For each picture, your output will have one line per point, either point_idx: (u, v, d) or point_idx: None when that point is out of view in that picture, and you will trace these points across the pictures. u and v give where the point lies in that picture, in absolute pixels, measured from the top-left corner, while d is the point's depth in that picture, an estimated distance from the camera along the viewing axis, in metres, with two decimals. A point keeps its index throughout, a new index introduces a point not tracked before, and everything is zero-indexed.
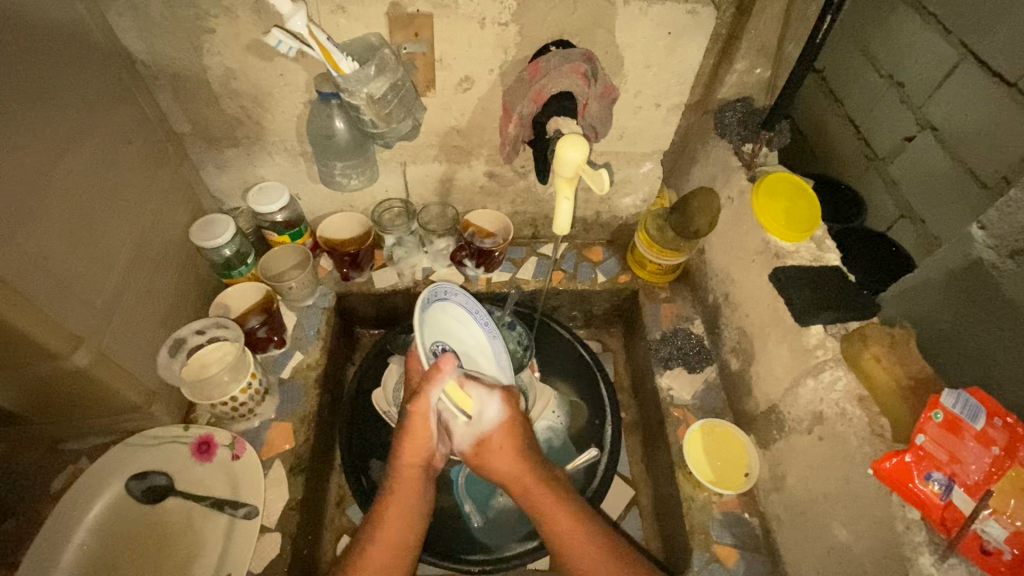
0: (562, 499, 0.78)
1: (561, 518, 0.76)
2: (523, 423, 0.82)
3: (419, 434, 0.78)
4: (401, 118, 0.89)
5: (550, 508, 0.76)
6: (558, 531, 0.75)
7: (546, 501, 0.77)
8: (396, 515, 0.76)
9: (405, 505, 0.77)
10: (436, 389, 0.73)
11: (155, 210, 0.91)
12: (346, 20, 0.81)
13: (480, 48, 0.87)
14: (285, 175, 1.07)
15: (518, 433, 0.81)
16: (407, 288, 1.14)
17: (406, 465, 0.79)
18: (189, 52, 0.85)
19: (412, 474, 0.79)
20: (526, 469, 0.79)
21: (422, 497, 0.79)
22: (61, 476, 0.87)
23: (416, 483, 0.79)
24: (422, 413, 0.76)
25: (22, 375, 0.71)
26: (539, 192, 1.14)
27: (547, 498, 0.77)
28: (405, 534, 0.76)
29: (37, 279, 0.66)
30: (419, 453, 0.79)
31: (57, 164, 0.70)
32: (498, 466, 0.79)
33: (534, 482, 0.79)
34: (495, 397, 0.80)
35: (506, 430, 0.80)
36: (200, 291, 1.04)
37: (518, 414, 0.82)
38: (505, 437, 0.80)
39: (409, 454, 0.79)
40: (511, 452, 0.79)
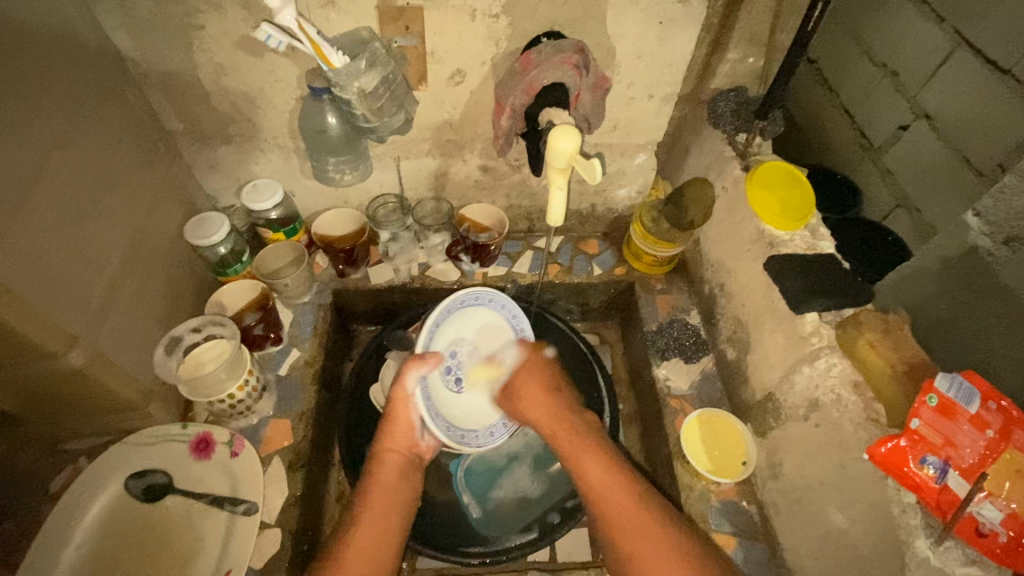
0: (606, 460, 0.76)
1: (602, 477, 0.74)
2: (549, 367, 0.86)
3: (402, 424, 0.82)
4: (393, 111, 0.88)
5: (590, 468, 0.75)
6: (586, 474, 0.75)
7: (584, 456, 0.76)
8: (379, 495, 0.77)
9: (388, 485, 0.78)
10: (414, 374, 0.81)
11: (148, 208, 0.91)
12: (336, 14, 0.80)
13: (471, 41, 0.86)
14: (278, 172, 1.07)
15: (541, 373, 0.85)
16: (403, 284, 1.14)
17: (387, 447, 0.81)
18: (179, 49, 0.85)
19: (393, 459, 0.80)
20: (557, 420, 0.80)
21: (405, 481, 0.79)
22: (60, 476, 0.87)
23: (398, 467, 0.80)
24: (403, 398, 0.82)
25: (17, 375, 0.71)
26: (533, 185, 1.14)
27: (589, 456, 0.76)
28: (392, 516, 0.75)
29: (31, 279, 0.66)
30: (400, 439, 0.82)
31: (48, 162, 0.69)
32: (532, 412, 0.82)
33: (569, 433, 0.79)
34: (513, 346, 0.90)
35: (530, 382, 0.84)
36: (195, 290, 1.04)
37: (546, 362, 0.86)
38: (529, 379, 0.84)
39: (391, 435, 0.82)
40: (539, 405, 0.81)
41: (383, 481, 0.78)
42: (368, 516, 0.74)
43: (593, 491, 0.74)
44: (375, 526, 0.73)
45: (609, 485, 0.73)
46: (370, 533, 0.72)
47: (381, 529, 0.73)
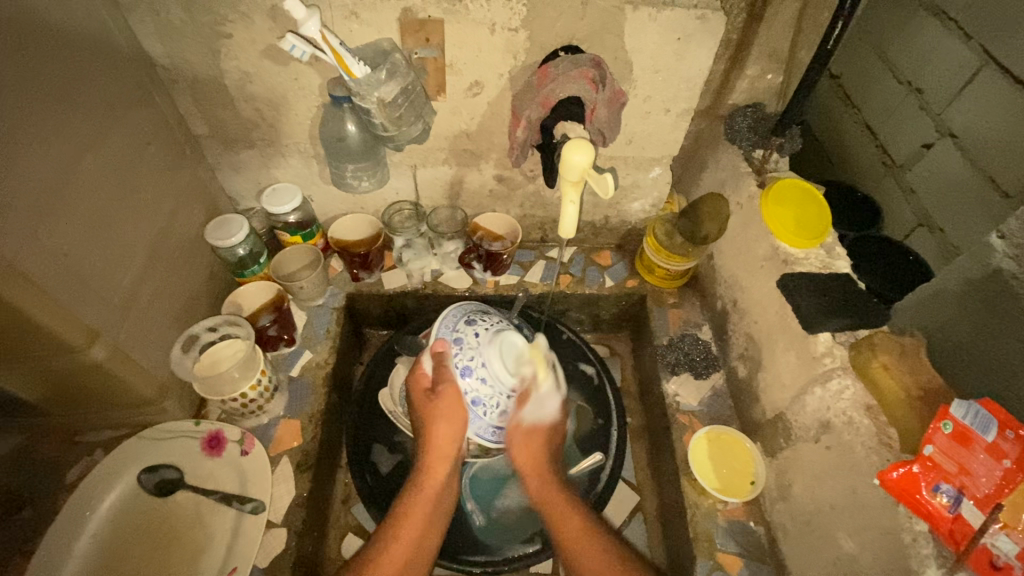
0: (574, 514, 0.79)
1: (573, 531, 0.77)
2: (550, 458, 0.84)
3: (437, 434, 0.79)
4: (411, 121, 0.90)
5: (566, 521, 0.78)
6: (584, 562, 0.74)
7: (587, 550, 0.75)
8: (416, 507, 0.77)
9: (425, 493, 0.79)
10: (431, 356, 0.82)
11: (171, 209, 0.93)
12: (359, 25, 0.82)
13: (489, 53, 0.87)
14: (298, 177, 1.09)
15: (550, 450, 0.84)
16: (416, 289, 1.15)
17: (433, 462, 0.80)
18: (207, 56, 0.87)
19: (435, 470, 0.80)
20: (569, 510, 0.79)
21: (445, 492, 0.80)
22: (77, 467, 0.90)
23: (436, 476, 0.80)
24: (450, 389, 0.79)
25: (42, 367, 0.74)
26: (547, 196, 1.14)
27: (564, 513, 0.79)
28: (428, 530, 0.76)
29: (58, 275, 0.68)
30: (439, 451, 0.80)
31: (79, 163, 0.72)
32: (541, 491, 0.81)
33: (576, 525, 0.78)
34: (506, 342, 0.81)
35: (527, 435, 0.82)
36: (213, 290, 1.06)
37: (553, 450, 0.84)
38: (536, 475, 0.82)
39: (435, 452, 0.80)
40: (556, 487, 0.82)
41: (423, 489, 0.79)
42: (404, 524, 0.75)
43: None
44: (408, 539, 0.74)
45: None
46: (404, 548, 0.73)
47: (415, 542, 0.75)
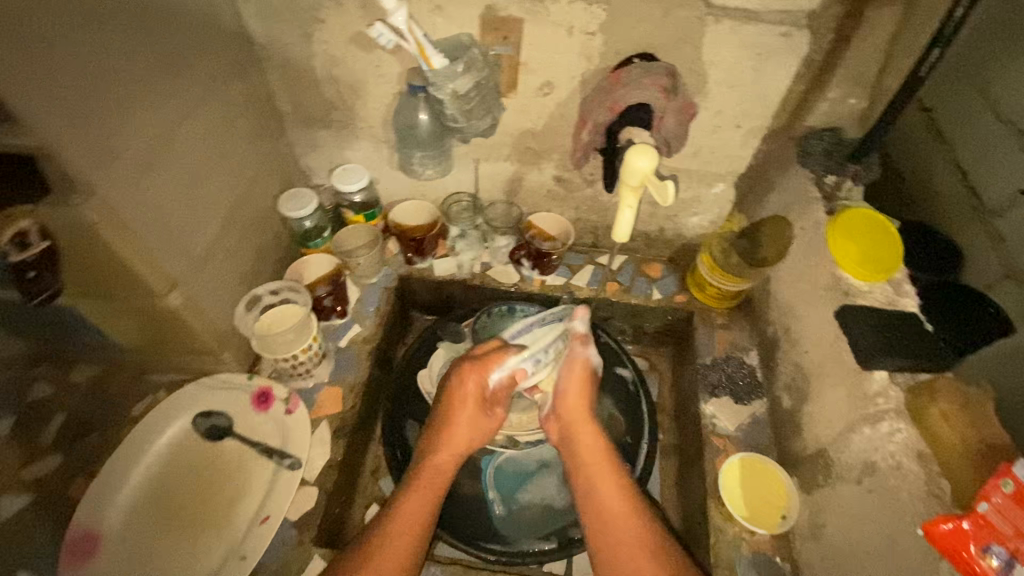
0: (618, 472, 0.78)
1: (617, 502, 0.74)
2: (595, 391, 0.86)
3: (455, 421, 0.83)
4: (480, 115, 0.92)
5: (605, 486, 0.76)
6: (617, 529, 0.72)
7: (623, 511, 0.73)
8: (421, 491, 0.78)
9: (432, 479, 0.79)
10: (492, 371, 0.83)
11: (252, 177, 1.00)
12: (442, 19, 0.85)
13: (564, 55, 0.88)
14: (367, 159, 1.14)
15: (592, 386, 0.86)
16: (464, 279, 1.18)
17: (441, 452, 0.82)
18: (300, 39, 0.93)
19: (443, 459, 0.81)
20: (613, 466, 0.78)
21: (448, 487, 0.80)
22: (141, 404, 0.99)
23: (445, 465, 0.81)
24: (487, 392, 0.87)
25: (126, 306, 0.82)
26: (603, 201, 1.14)
27: (606, 476, 0.77)
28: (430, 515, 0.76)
29: (151, 224, 0.75)
30: (450, 441, 0.82)
31: (179, 125, 0.79)
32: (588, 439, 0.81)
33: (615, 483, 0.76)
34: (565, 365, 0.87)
35: (582, 387, 0.84)
36: (279, 257, 1.13)
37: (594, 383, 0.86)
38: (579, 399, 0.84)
39: (446, 442, 0.83)
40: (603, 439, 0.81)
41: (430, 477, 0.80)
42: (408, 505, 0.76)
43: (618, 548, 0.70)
44: (412, 516, 0.74)
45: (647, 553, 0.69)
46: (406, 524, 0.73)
47: (417, 523, 0.74)
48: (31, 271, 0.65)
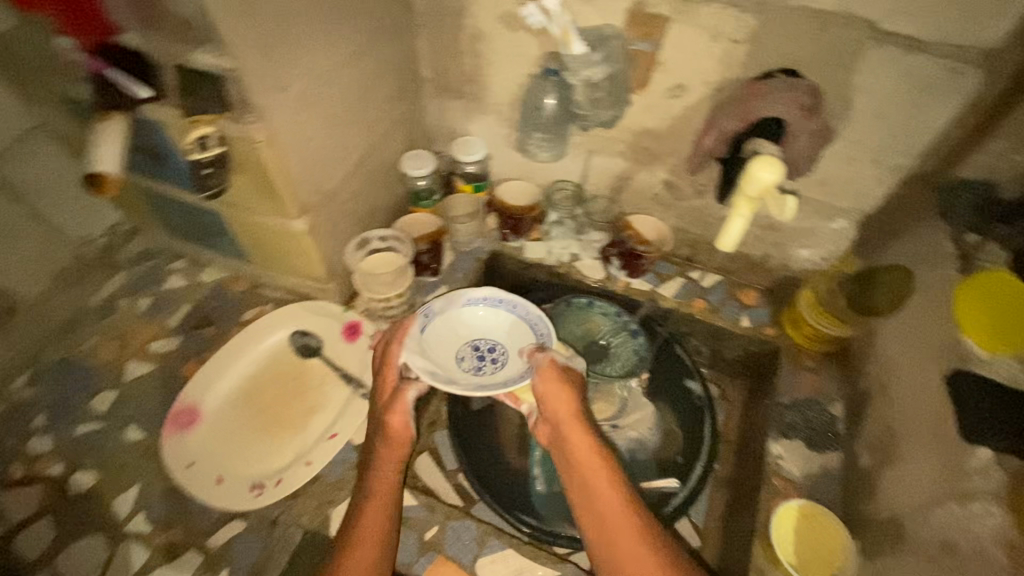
0: (606, 465, 0.81)
1: (610, 494, 0.78)
2: (572, 384, 0.88)
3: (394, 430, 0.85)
4: (606, 106, 0.93)
5: (594, 478, 0.80)
6: (605, 519, 0.77)
7: (610, 506, 0.78)
8: (375, 508, 0.79)
9: (382, 495, 0.80)
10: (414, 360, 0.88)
11: (385, 132, 1.08)
12: (590, 8, 0.87)
13: (704, 60, 0.87)
14: (487, 134, 1.19)
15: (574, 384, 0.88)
16: (550, 266, 1.20)
17: (385, 465, 0.83)
18: (454, 11, 0.99)
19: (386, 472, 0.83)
20: (593, 455, 0.82)
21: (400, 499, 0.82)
22: (252, 310, 1.11)
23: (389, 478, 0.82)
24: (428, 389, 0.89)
25: (262, 222, 0.93)
26: (710, 216, 1.11)
27: (597, 471, 0.80)
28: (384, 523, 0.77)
29: (303, 156, 0.85)
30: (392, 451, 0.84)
31: (340, 73, 0.88)
32: (571, 431, 0.84)
33: (601, 475, 0.80)
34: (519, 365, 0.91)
35: (559, 383, 0.87)
36: (390, 209, 1.21)
37: (570, 381, 0.88)
38: (559, 392, 0.86)
39: (388, 455, 0.84)
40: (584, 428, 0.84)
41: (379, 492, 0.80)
42: (364, 519, 0.77)
43: (608, 542, 0.75)
44: (371, 529, 0.76)
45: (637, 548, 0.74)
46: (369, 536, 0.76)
47: (377, 533, 0.76)
48: (208, 168, 0.78)
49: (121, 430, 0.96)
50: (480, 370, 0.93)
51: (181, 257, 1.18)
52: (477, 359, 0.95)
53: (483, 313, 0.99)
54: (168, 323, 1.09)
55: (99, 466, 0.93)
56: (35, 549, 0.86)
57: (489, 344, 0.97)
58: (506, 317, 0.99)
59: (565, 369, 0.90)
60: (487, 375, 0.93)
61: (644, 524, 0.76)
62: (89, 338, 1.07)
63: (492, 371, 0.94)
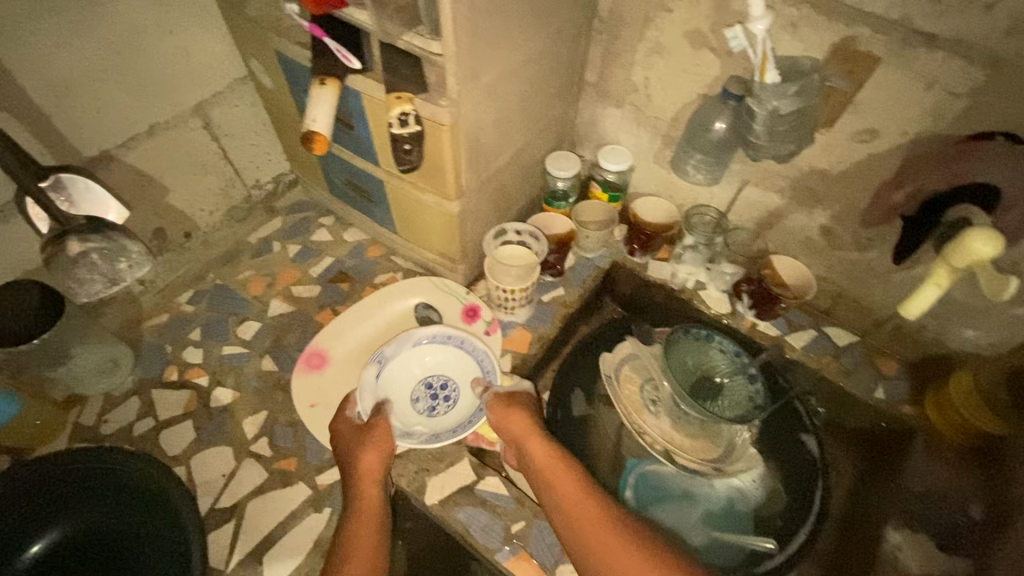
0: (564, 470, 0.86)
1: (569, 489, 0.84)
2: (517, 403, 0.95)
3: (370, 461, 0.88)
4: (788, 140, 0.87)
5: (555, 480, 0.86)
6: (573, 515, 0.80)
7: (578, 501, 0.82)
8: (366, 521, 0.84)
9: (366, 513, 0.85)
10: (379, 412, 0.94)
11: (540, 130, 1.10)
12: (791, 37, 0.82)
13: (908, 108, 0.79)
14: (637, 147, 1.17)
15: (515, 400, 0.96)
16: (671, 288, 1.18)
17: (363, 485, 0.86)
18: (639, 21, 0.97)
19: (370, 490, 0.86)
20: (551, 461, 0.88)
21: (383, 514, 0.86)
22: (383, 275, 1.19)
23: (372, 489, 0.86)
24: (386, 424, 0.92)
25: (419, 198, 0.98)
26: (864, 274, 1.03)
27: (557, 472, 0.86)
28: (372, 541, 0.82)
29: (473, 144, 0.88)
30: (369, 471, 0.87)
31: (521, 70, 0.89)
32: (528, 445, 0.90)
33: (560, 476, 0.86)
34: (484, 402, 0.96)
35: (508, 408, 0.94)
36: (526, 204, 1.24)
37: (513, 400, 0.95)
38: (514, 414, 0.93)
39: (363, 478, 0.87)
40: (537, 440, 0.90)
41: (365, 507, 0.85)
42: (356, 533, 0.82)
43: (581, 533, 0.78)
44: (364, 542, 0.81)
45: (606, 541, 0.77)
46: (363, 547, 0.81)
47: (370, 546, 0.81)
48: (407, 144, 0.83)
49: (260, 358, 1.07)
50: (439, 412, 1.01)
51: (330, 214, 1.28)
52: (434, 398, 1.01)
53: (433, 352, 1.04)
54: (311, 271, 1.19)
55: (237, 386, 1.03)
56: (175, 445, 0.97)
57: (443, 380, 1.03)
58: (456, 351, 1.03)
59: (511, 396, 0.97)
60: (441, 415, 1.00)
61: (610, 515, 0.80)
62: (244, 270, 1.19)
63: (445, 410, 1.01)
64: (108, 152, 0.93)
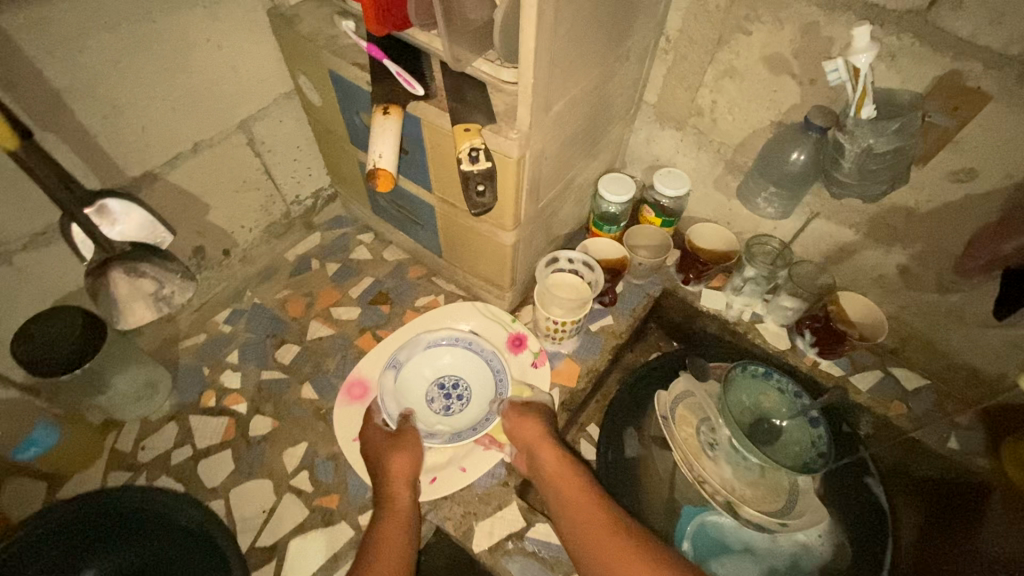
0: (579, 482, 0.85)
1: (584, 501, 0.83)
2: (533, 410, 0.94)
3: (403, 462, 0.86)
4: (879, 180, 0.81)
5: (570, 493, 0.84)
6: (590, 529, 0.79)
7: (595, 514, 0.81)
8: (394, 520, 0.81)
9: (399, 513, 0.82)
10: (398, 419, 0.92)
11: (596, 152, 1.04)
12: (888, 68, 0.76)
13: (1019, 151, 0.72)
14: (696, 171, 1.11)
15: (531, 406, 0.95)
16: (728, 320, 1.12)
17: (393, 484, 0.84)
18: (711, 43, 0.91)
19: (398, 489, 0.84)
20: (565, 472, 0.87)
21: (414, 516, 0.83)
22: (425, 298, 1.14)
23: (401, 490, 0.84)
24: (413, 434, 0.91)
25: (472, 225, 0.94)
26: (943, 317, 0.96)
27: (571, 482, 0.85)
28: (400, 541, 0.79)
29: (535, 174, 0.82)
30: (399, 470, 0.85)
31: (587, 94, 0.84)
32: (542, 453, 0.88)
33: (576, 488, 0.85)
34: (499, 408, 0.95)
35: (524, 414, 0.92)
36: (573, 226, 1.18)
37: (528, 406, 0.95)
38: (529, 421, 0.92)
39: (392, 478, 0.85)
40: (552, 448, 0.88)
41: (397, 507, 0.83)
42: (384, 532, 0.79)
43: (600, 547, 0.77)
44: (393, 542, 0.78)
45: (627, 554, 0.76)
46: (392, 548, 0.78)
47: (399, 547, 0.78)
48: (479, 184, 0.73)
49: (299, 385, 1.03)
50: (454, 412, 0.99)
51: (370, 231, 1.24)
52: (447, 398, 0.99)
53: (447, 353, 1.02)
54: (351, 292, 1.14)
55: (276, 415, 1.00)
56: (213, 477, 0.93)
57: (454, 380, 1.01)
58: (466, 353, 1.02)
59: (526, 405, 0.95)
60: (457, 416, 0.98)
61: (629, 529, 0.79)
62: (283, 290, 1.15)
63: (460, 410, 0.99)
64: (152, 172, 0.90)
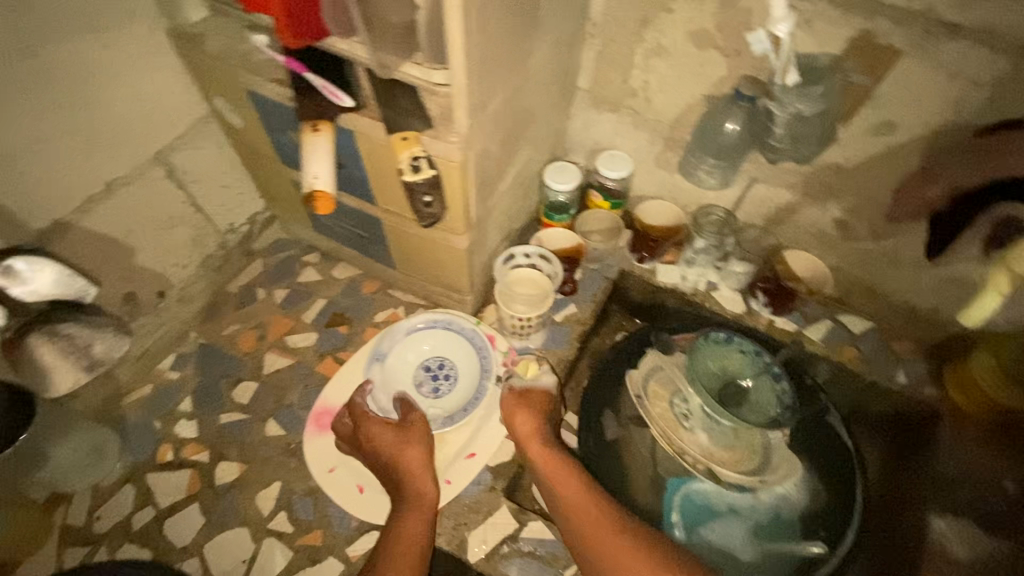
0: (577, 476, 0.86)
1: (582, 495, 0.84)
2: (531, 398, 0.94)
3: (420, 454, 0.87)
4: (811, 143, 0.86)
5: (567, 488, 0.85)
6: (589, 528, 0.81)
7: (594, 509, 0.83)
8: (416, 514, 0.82)
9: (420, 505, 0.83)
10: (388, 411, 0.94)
11: (536, 143, 1.03)
12: (805, 33, 0.79)
13: (932, 100, 0.77)
14: (636, 150, 1.12)
15: (529, 394, 0.95)
16: (685, 292, 1.13)
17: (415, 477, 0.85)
18: (636, 23, 0.92)
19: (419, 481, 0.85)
20: (563, 466, 0.87)
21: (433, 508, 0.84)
22: (384, 312, 1.10)
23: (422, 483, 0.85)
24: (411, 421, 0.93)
25: (422, 233, 0.91)
26: (879, 262, 1.02)
27: (569, 478, 0.86)
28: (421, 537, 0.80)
29: (479, 173, 0.80)
30: (418, 464, 0.86)
31: (521, 87, 0.82)
32: (539, 451, 0.88)
33: (574, 483, 0.86)
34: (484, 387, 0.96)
35: (521, 406, 0.92)
36: (524, 219, 1.17)
37: (528, 394, 0.95)
38: (524, 415, 0.91)
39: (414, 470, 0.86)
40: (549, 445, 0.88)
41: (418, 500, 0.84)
42: (404, 528, 0.80)
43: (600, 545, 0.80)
44: (411, 539, 0.79)
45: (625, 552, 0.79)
46: (410, 546, 0.79)
47: (417, 543, 0.79)
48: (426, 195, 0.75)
49: (263, 424, 0.98)
50: (444, 393, 0.99)
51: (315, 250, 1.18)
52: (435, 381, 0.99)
53: (428, 338, 1.01)
54: (304, 317, 1.09)
55: (243, 459, 0.94)
56: (183, 536, 0.88)
57: (439, 361, 1.01)
58: (447, 334, 1.01)
59: (527, 392, 0.95)
60: (446, 397, 0.99)
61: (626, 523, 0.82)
62: (230, 325, 1.08)
63: (449, 389, 0.99)
64: (64, 221, 0.82)
